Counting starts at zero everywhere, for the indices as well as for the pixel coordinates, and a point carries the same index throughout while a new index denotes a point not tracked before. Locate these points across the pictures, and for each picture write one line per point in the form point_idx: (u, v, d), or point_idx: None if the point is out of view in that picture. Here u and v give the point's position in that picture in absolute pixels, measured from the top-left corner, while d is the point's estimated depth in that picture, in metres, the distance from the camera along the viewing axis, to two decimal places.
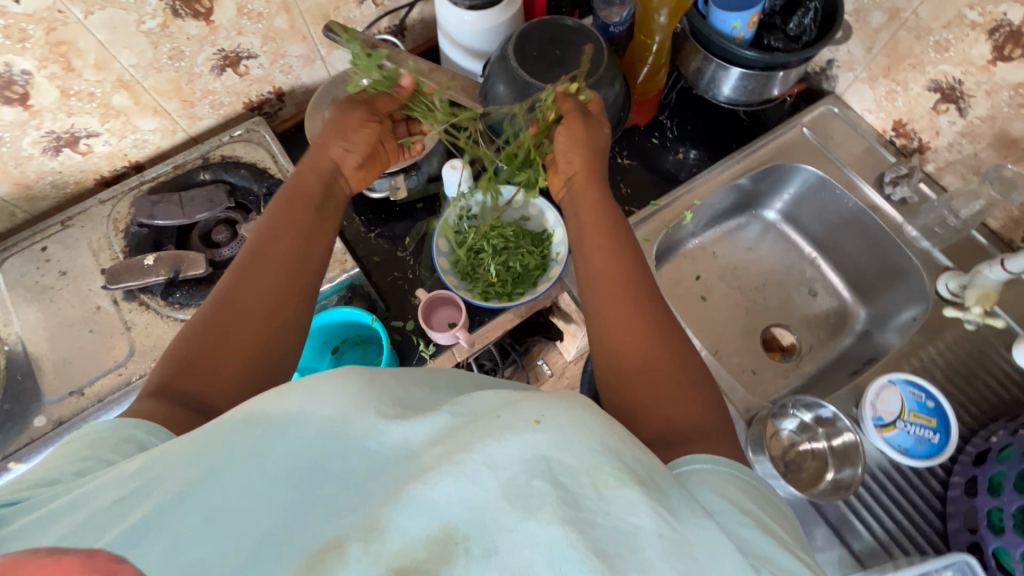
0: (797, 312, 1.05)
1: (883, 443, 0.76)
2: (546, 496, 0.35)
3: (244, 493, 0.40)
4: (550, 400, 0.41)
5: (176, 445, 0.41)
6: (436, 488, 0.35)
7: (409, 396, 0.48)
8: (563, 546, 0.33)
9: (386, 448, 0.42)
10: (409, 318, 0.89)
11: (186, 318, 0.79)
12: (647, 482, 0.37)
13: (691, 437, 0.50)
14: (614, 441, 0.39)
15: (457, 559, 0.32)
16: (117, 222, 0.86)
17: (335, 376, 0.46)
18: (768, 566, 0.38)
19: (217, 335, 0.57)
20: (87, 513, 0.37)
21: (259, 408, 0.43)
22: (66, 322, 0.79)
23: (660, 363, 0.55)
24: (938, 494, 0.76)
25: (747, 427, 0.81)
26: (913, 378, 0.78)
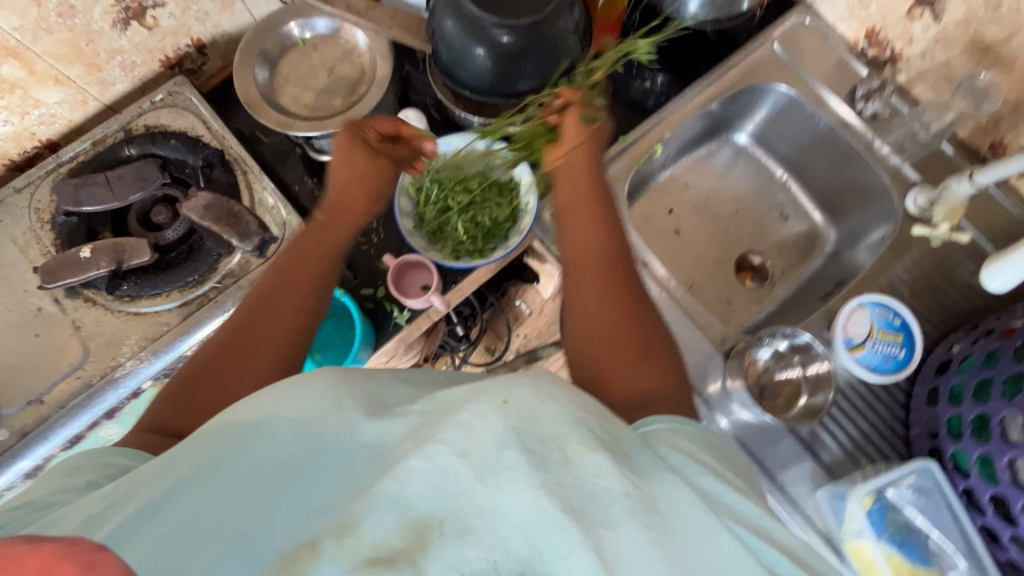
0: (770, 237, 1.06)
1: (852, 363, 0.78)
2: (516, 466, 0.35)
3: (215, 497, 0.40)
4: (513, 379, 0.42)
5: (158, 465, 0.42)
6: (408, 483, 0.34)
7: (377, 393, 0.48)
8: (537, 517, 0.33)
9: (361, 441, 0.42)
10: (379, 284, 0.86)
11: (140, 310, 0.74)
12: (613, 449, 0.39)
13: (653, 401, 0.54)
14: (579, 410, 0.40)
15: (434, 543, 0.32)
16: (41, 212, 0.77)
17: (310, 385, 0.46)
18: (730, 515, 0.41)
19: (208, 385, 0.58)
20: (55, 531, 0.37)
21: (229, 420, 0.44)
22: (6, 327, 0.73)
23: (627, 336, 0.60)
24: (902, 403, 0.81)
25: (725, 360, 0.83)
26: (883, 298, 0.80)
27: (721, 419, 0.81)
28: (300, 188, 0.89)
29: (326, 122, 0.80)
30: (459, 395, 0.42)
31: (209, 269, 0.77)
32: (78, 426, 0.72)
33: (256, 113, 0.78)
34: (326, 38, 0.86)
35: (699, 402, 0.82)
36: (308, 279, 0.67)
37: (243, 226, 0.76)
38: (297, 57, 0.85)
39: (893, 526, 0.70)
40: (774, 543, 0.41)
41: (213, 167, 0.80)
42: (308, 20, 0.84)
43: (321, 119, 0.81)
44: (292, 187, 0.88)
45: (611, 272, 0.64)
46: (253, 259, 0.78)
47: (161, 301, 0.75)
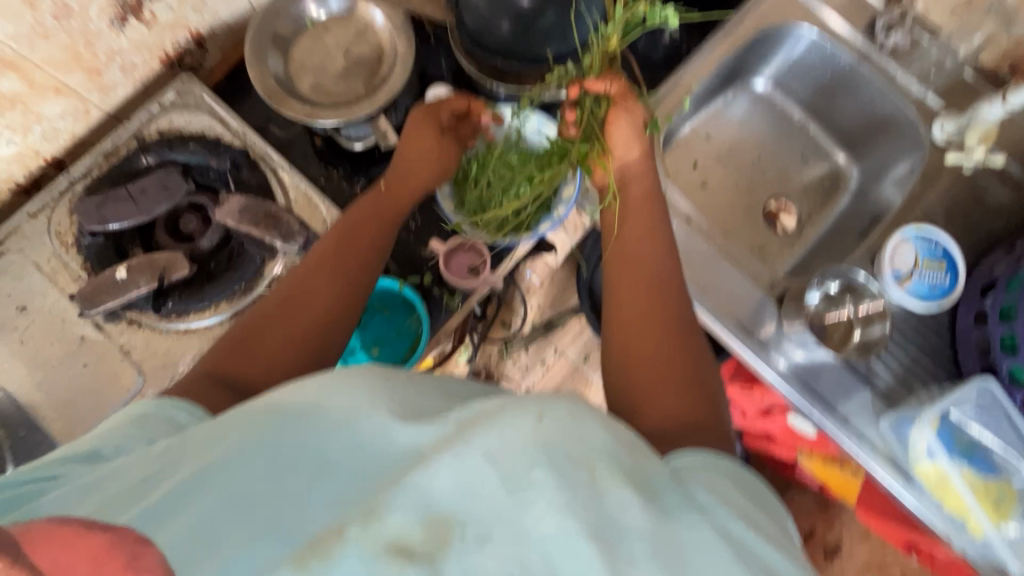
0: (793, 182, 1.07)
1: (903, 296, 0.80)
2: (542, 488, 0.35)
3: (244, 476, 0.38)
4: (552, 398, 0.40)
5: (200, 434, 0.42)
6: (435, 477, 0.35)
7: (418, 399, 0.43)
8: (558, 539, 0.34)
9: (394, 448, 0.39)
10: (425, 272, 0.84)
11: (190, 325, 0.71)
12: (642, 484, 0.37)
13: (687, 433, 0.50)
14: (612, 441, 0.39)
15: (454, 545, 0.33)
16: (63, 236, 0.72)
17: (361, 382, 0.43)
18: (755, 565, 0.38)
19: (266, 333, 0.57)
20: (107, 491, 0.39)
21: (279, 402, 0.42)
22: (51, 361, 0.69)
23: (664, 358, 0.55)
24: (948, 327, 0.84)
25: (779, 306, 0.85)
26: (924, 228, 0.82)
27: (779, 361, 0.83)
28: (327, 180, 0.85)
29: (355, 109, 0.76)
30: (493, 403, 0.40)
31: (254, 275, 0.73)
32: None
33: (280, 107, 0.73)
34: (338, 17, 0.81)
35: (759, 349, 0.83)
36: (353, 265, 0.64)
37: (284, 226, 0.73)
38: (310, 41, 0.81)
39: (962, 442, 0.76)
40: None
41: (240, 168, 0.77)
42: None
43: (347, 106, 0.77)
44: (319, 181, 0.84)
45: (650, 291, 0.60)
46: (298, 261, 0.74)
47: (211, 314, 0.72)
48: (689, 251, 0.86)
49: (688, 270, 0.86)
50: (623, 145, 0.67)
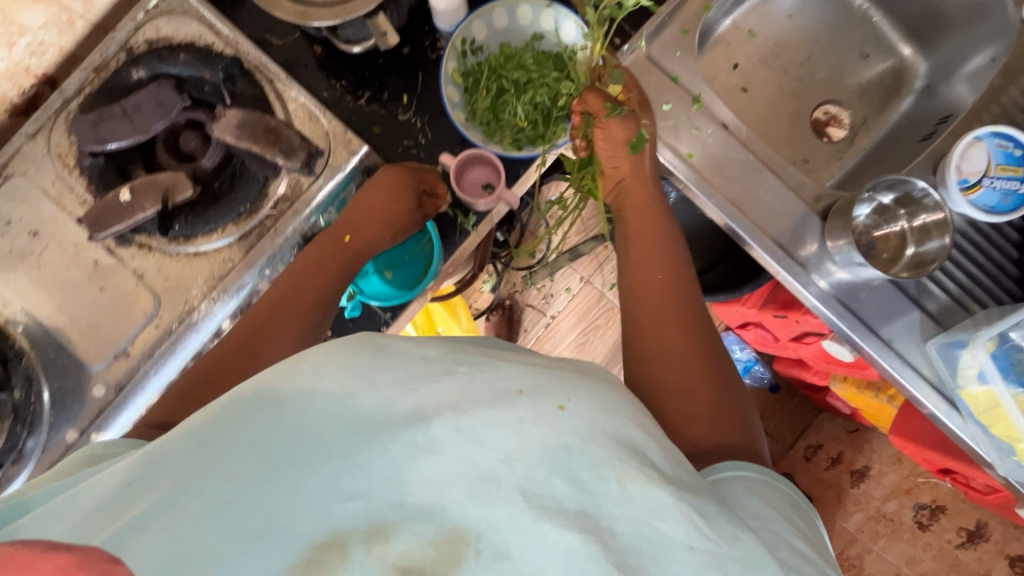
0: (848, 83, 0.95)
1: (969, 207, 0.72)
2: (563, 491, 0.38)
3: (227, 478, 0.38)
4: (569, 387, 0.45)
5: (177, 437, 0.41)
6: (447, 494, 0.38)
7: (410, 355, 0.46)
8: (576, 554, 0.36)
9: (395, 414, 0.42)
10: (436, 191, 0.79)
11: (198, 249, 0.70)
12: (671, 480, 0.41)
13: (720, 454, 0.55)
14: (636, 433, 0.43)
15: (468, 559, 0.35)
16: (64, 157, 0.70)
17: (342, 351, 0.45)
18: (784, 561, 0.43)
19: (223, 374, 0.59)
20: (72, 508, 0.38)
21: (263, 387, 0.43)
22: (69, 285, 0.69)
23: (697, 383, 0.60)
24: (1016, 242, 0.75)
25: (822, 221, 0.79)
26: (1001, 129, 0.72)
27: (820, 282, 0.77)
28: (331, 94, 0.80)
29: (350, 4, 0.67)
30: (511, 383, 0.44)
31: (259, 195, 0.70)
32: (171, 371, 0.71)
33: (270, 9, 0.67)
34: None
35: (797, 269, 0.77)
36: (316, 291, 0.68)
37: (285, 141, 0.69)
38: None
39: (1019, 367, 0.67)
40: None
41: (235, 80, 0.71)
42: None
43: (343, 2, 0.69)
44: (322, 95, 0.80)
45: (680, 314, 0.65)
46: (304, 180, 0.71)
47: (218, 236, 0.70)
48: (724, 161, 0.79)
49: (722, 181, 0.79)
50: (611, 160, 0.75)
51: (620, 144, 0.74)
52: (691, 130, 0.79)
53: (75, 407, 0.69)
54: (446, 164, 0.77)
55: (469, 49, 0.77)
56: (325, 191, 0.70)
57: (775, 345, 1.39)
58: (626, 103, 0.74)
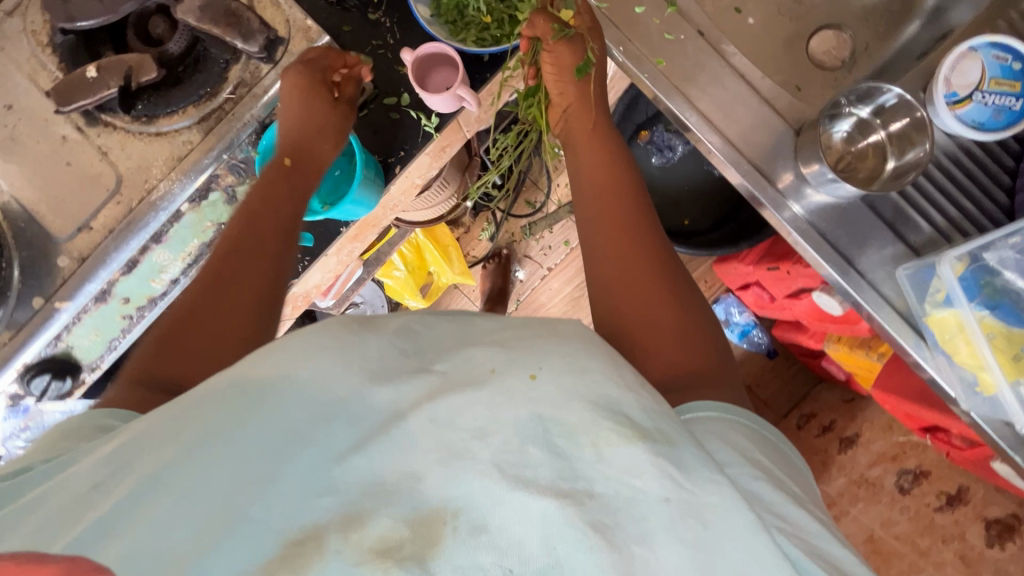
0: (852, 6, 0.88)
1: (955, 123, 0.67)
2: (542, 460, 0.39)
3: (210, 471, 0.39)
4: (547, 349, 0.44)
5: (155, 422, 0.41)
6: (425, 481, 0.39)
7: (388, 344, 0.47)
8: (555, 518, 0.37)
9: (371, 406, 0.43)
10: (403, 92, 0.79)
11: (160, 129, 0.71)
12: (652, 436, 0.40)
13: (692, 384, 0.53)
14: (615, 390, 0.41)
15: (447, 537, 0.37)
16: (38, 35, 0.72)
17: (316, 337, 0.45)
18: (763, 510, 0.43)
19: (190, 320, 0.55)
20: (47, 505, 0.38)
21: (233, 378, 0.42)
22: (40, 159, 0.72)
23: (665, 307, 0.58)
24: (1010, 170, 0.71)
25: (796, 136, 0.75)
26: (1000, 39, 0.66)
27: (794, 207, 0.73)
28: None
29: None
30: (482, 362, 0.44)
31: (219, 79, 0.71)
32: (131, 250, 0.73)
33: None
34: None
35: (765, 184, 0.74)
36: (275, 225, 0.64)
37: (245, 25, 0.69)
38: None
39: (987, 290, 0.64)
40: (815, 555, 0.43)
41: None
42: None
43: None
44: None
45: (652, 247, 0.62)
46: (263, 67, 0.72)
47: (179, 118, 0.71)
48: (697, 70, 0.75)
49: (694, 92, 0.75)
50: (557, 86, 0.73)
51: (566, 68, 0.72)
52: (664, 35, 0.75)
53: (42, 277, 0.72)
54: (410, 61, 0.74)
55: None
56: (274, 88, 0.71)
57: (771, 306, 1.35)
58: (577, 28, 0.71)
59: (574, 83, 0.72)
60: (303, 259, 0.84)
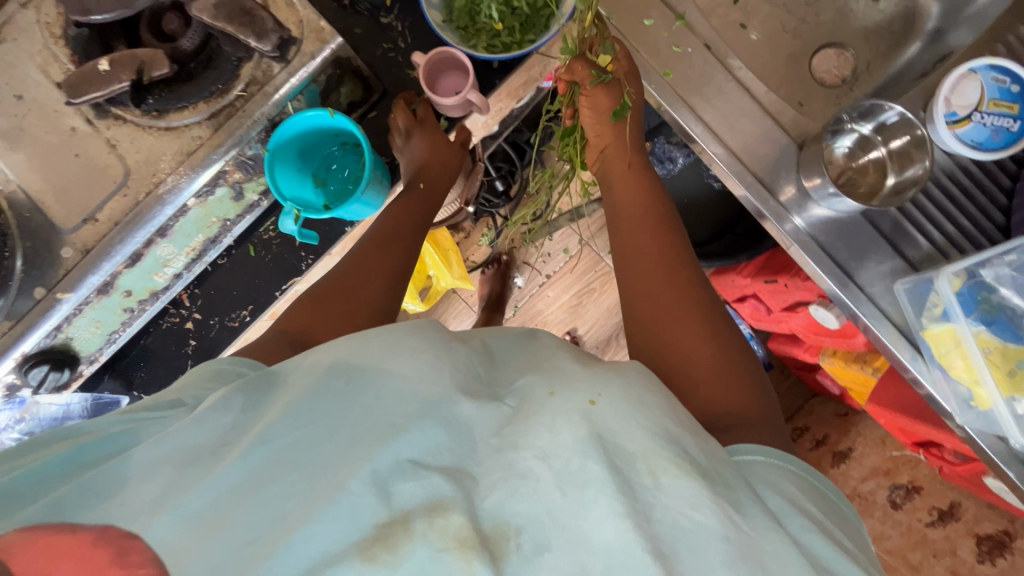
0: (853, 24, 0.90)
1: (954, 141, 0.68)
2: (600, 481, 0.41)
3: (321, 453, 0.44)
4: (602, 380, 0.47)
5: (279, 399, 0.47)
6: (492, 497, 0.42)
7: (473, 361, 0.51)
8: (620, 550, 0.39)
9: (457, 415, 0.46)
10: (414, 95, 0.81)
11: (170, 124, 0.72)
12: (711, 476, 0.42)
13: (736, 424, 0.54)
14: (673, 428, 0.44)
15: (510, 553, 0.40)
16: (52, 26, 0.73)
17: (426, 336, 0.50)
18: (821, 570, 0.43)
19: (329, 309, 0.64)
20: (175, 448, 0.44)
21: (341, 362, 0.48)
22: (47, 150, 0.72)
23: (705, 345, 0.59)
24: (1006, 190, 0.72)
25: (799, 151, 0.77)
26: (999, 62, 0.68)
27: (796, 220, 0.75)
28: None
29: None
30: (541, 385, 0.48)
31: (231, 76, 0.72)
32: (136, 243, 0.73)
33: None
34: None
35: (769, 198, 0.75)
36: (388, 276, 0.70)
37: (259, 23, 0.69)
38: None
39: (983, 306, 0.65)
40: None
41: None
42: None
43: None
44: None
45: (683, 275, 0.65)
46: (275, 66, 0.72)
47: (189, 114, 0.72)
48: (702, 81, 0.77)
49: (699, 104, 0.77)
50: (596, 128, 0.76)
51: (603, 112, 0.75)
52: (672, 47, 0.76)
53: (45, 268, 0.72)
54: (420, 64, 0.75)
55: None
56: (285, 89, 0.71)
57: (767, 318, 1.36)
58: (614, 73, 0.73)
59: (606, 127, 0.75)
60: (307, 257, 0.87)
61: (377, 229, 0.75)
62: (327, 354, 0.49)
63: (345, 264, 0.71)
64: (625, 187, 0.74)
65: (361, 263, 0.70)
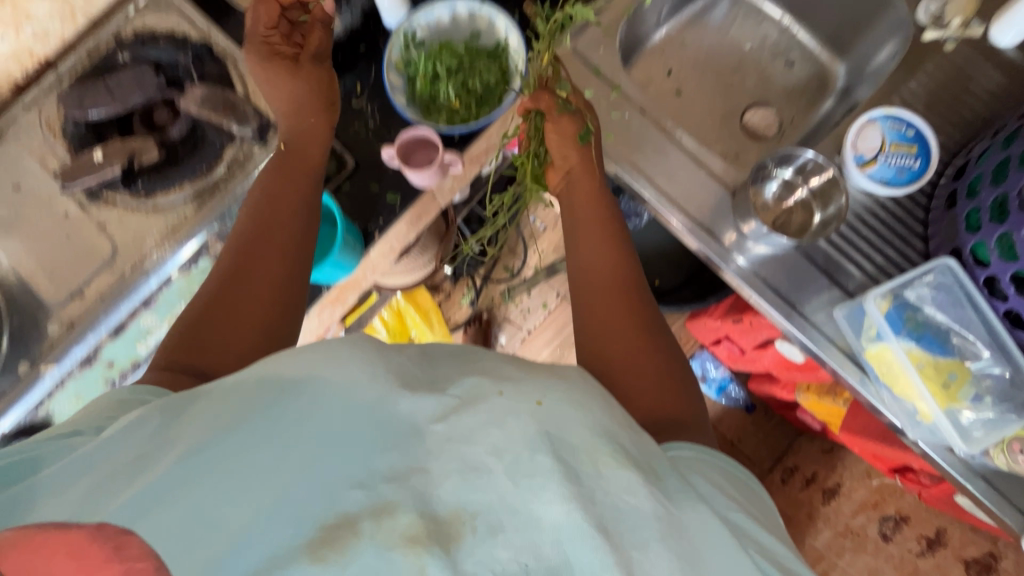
0: (775, 86, 1.02)
1: (866, 180, 0.77)
2: (549, 472, 0.42)
3: (251, 457, 0.42)
4: (548, 383, 0.48)
5: (205, 407, 0.45)
6: (442, 486, 0.42)
7: (408, 365, 0.50)
8: (568, 530, 0.41)
9: (396, 417, 0.45)
10: (383, 168, 0.88)
11: (158, 204, 0.78)
12: (645, 468, 0.45)
13: (672, 427, 0.60)
14: (610, 425, 0.46)
15: (466, 537, 0.41)
16: (52, 125, 0.80)
17: (358, 349, 0.48)
18: (747, 540, 0.49)
19: (236, 307, 0.60)
20: (100, 470, 0.42)
21: (270, 372, 0.46)
22: (41, 234, 0.78)
23: (648, 360, 0.64)
24: (921, 220, 0.79)
25: (732, 198, 0.84)
26: (895, 111, 0.77)
27: (739, 258, 0.81)
28: None
29: None
30: (490, 385, 0.47)
31: (215, 158, 0.79)
32: (120, 314, 0.77)
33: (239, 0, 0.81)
34: None
35: (712, 241, 0.82)
36: (293, 227, 0.68)
37: (240, 112, 0.79)
38: None
39: (910, 323, 0.71)
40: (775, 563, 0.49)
41: (203, 61, 0.82)
42: None
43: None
44: None
45: (628, 294, 0.69)
46: (255, 147, 0.79)
47: (176, 194, 0.78)
48: (641, 141, 0.86)
49: (640, 160, 0.85)
50: (560, 152, 0.78)
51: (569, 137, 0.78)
52: (611, 114, 0.86)
53: (32, 344, 0.75)
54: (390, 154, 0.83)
55: (410, 41, 0.86)
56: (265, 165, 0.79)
57: (741, 359, 1.40)
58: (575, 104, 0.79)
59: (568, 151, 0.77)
60: None
61: (269, 176, 0.72)
62: (261, 368, 0.46)
63: (245, 218, 0.68)
64: (586, 207, 0.77)
65: (264, 211, 0.68)
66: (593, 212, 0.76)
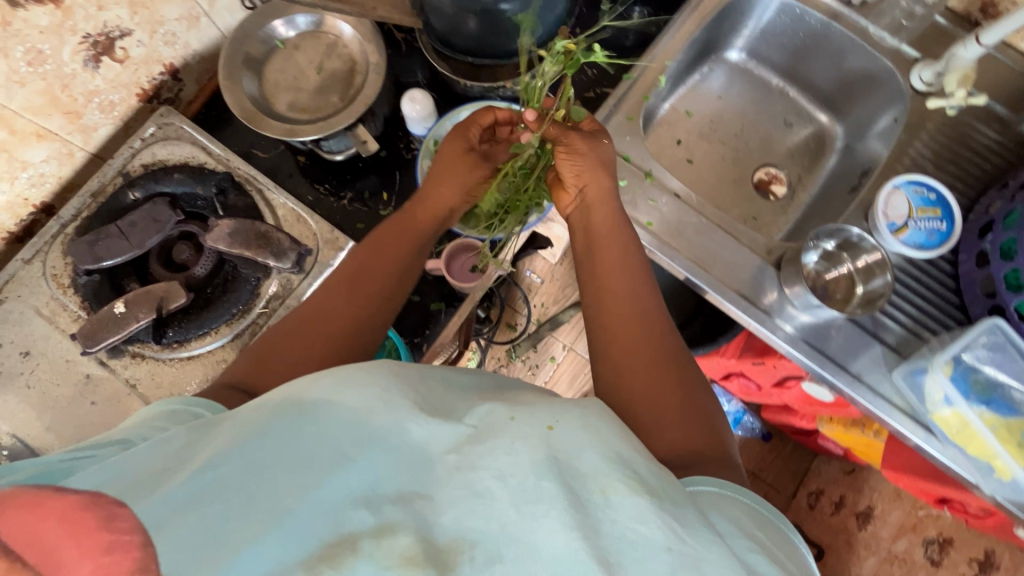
0: (779, 147, 1.07)
1: (903, 246, 0.80)
2: (553, 499, 0.37)
3: (269, 475, 0.39)
4: (564, 408, 0.43)
5: (226, 426, 0.42)
6: (444, 513, 0.37)
7: (428, 390, 0.45)
8: (568, 561, 0.35)
9: (409, 442, 0.40)
10: (422, 277, 0.85)
11: (192, 353, 0.72)
12: (661, 494, 0.39)
13: (699, 461, 0.50)
14: (626, 449, 0.40)
15: (462, 566, 0.34)
16: (59, 278, 0.73)
17: (373, 372, 0.44)
18: None
19: (277, 353, 0.58)
20: (128, 471, 0.39)
21: (290, 395, 0.43)
22: (57, 403, 0.70)
23: (666, 384, 0.55)
24: (949, 273, 0.84)
25: (777, 270, 0.84)
26: (915, 177, 0.82)
27: (785, 326, 0.82)
28: (315, 198, 0.85)
29: (334, 121, 0.76)
30: (503, 411, 0.43)
31: (251, 296, 0.74)
32: None
33: (260, 128, 0.75)
34: (308, 34, 0.84)
35: (762, 316, 0.82)
36: (354, 306, 0.62)
37: (275, 244, 0.73)
38: (282, 61, 0.82)
39: (977, 386, 0.75)
40: None
41: (227, 193, 0.77)
42: (290, 18, 0.82)
43: (327, 119, 0.78)
44: (308, 199, 0.84)
45: (643, 313, 0.61)
46: (294, 277, 0.74)
47: (211, 338, 0.72)
48: (680, 225, 0.86)
49: (679, 243, 0.86)
50: (572, 169, 0.69)
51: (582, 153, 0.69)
52: (648, 202, 0.87)
53: None
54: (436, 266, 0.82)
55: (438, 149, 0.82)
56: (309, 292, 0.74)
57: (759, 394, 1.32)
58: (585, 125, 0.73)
59: (575, 166, 0.68)
60: None
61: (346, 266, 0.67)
62: (280, 392, 0.43)
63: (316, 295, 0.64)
64: (602, 218, 0.68)
65: (346, 278, 0.64)
66: (608, 220, 0.68)
